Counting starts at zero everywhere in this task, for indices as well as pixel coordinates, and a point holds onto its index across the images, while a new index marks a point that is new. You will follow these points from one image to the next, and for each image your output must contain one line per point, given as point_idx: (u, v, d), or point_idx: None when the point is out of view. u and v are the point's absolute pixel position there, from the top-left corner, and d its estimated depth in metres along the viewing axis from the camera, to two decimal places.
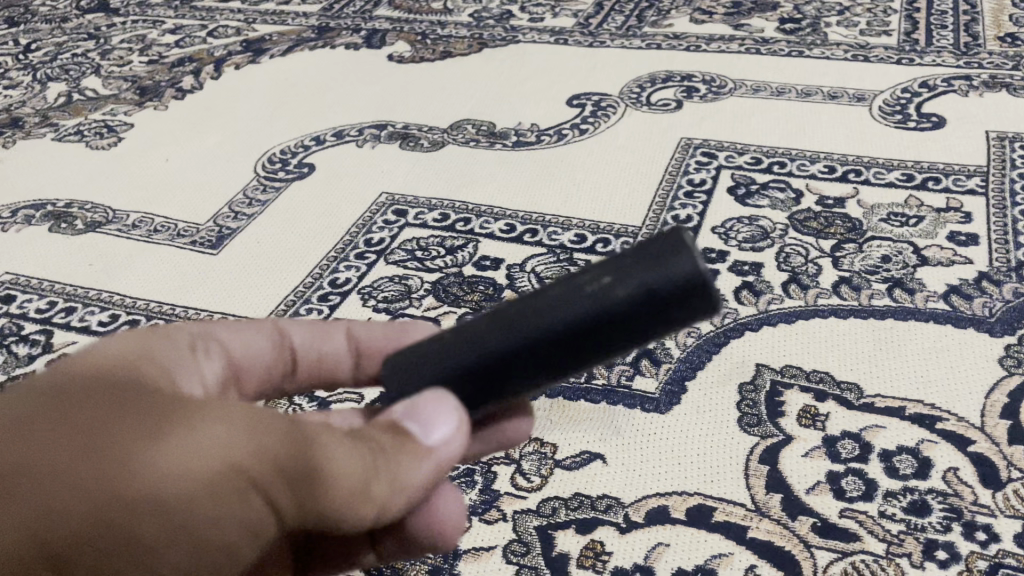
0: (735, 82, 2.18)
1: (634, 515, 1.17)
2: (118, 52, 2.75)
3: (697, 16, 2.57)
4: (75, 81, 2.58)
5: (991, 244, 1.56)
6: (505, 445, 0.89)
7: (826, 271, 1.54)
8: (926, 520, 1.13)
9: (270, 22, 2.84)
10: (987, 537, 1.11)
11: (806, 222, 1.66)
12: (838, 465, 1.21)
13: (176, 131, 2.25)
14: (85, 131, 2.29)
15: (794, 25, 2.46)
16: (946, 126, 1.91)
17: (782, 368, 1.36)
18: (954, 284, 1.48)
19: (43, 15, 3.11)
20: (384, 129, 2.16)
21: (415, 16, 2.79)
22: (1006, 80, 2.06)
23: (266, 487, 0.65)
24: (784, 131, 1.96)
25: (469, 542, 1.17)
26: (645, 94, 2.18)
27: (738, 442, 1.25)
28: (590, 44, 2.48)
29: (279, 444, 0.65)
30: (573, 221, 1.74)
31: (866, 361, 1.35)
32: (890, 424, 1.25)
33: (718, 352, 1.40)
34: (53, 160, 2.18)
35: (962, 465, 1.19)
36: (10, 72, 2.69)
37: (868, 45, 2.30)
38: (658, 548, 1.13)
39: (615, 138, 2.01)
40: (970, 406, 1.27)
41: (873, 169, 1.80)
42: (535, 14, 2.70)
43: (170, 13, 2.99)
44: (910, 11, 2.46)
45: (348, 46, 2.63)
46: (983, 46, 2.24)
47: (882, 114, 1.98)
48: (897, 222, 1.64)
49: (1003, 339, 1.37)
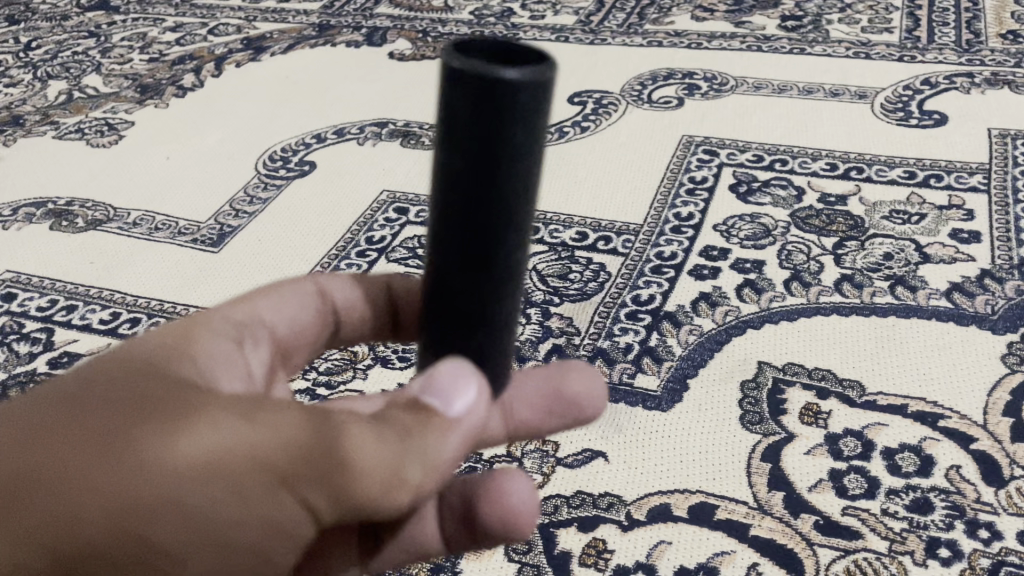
0: (736, 79, 2.18)
1: (635, 513, 1.17)
2: (118, 50, 2.74)
3: (698, 13, 2.57)
4: (75, 79, 2.58)
5: (993, 242, 1.56)
6: (572, 418, 0.96)
7: (828, 268, 1.54)
8: (928, 518, 1.13)
9: (271, 20, 2.83)
10: (990, 535, 1.11)
11: (807, 220, 1.66)
12: (840, 463, 1.20)
13: (177, 129, 2.25)
14: (85, 129, 2.29)
15: (796, 22, 2.45)
16: (948, 123, 1.91)
17: (784, 366, 1.35)
18: (956, 281, 1.48)
19: (44, 13, 3.11)
20: (385, 127, 2.16)
21: (416, 13, 2.78)
22: (1008, 78, 2.06)
23: (298, 485, 0.68)
24: (786, 128, 1.96)
25: None
26: (646, 92, 2.17)
27: (740, 440, 1.25)
28: (591, 41, 2.48)
29: (304, 436, 0.68)
30: (574, 218, 1.74)
31: (868, 359, 1.35)
32: (892, 422, 1.25)
33: (719, 349, 1.40)
34: (54, 158, 2.17)
35: (964, 463, 1.19)
36: (11, 70, 2.69)
37: (869, 43, 2.29)
38: (660, 546, 1.13)
39: (617, 136, 2.00)
40: (972, 404, 1.26)
41: (874, 166, 1.79)
42: (536, 12, 2.69)
43: (170, 11, 2.99)
44: (911, 8, 2.46)
45: (349, 43, 2.63)
46: (985, 43, 2.23)
47: (884, 112, 1.97)
48: (899, 220, 1.64)
49: (1005, 337, 1.37)
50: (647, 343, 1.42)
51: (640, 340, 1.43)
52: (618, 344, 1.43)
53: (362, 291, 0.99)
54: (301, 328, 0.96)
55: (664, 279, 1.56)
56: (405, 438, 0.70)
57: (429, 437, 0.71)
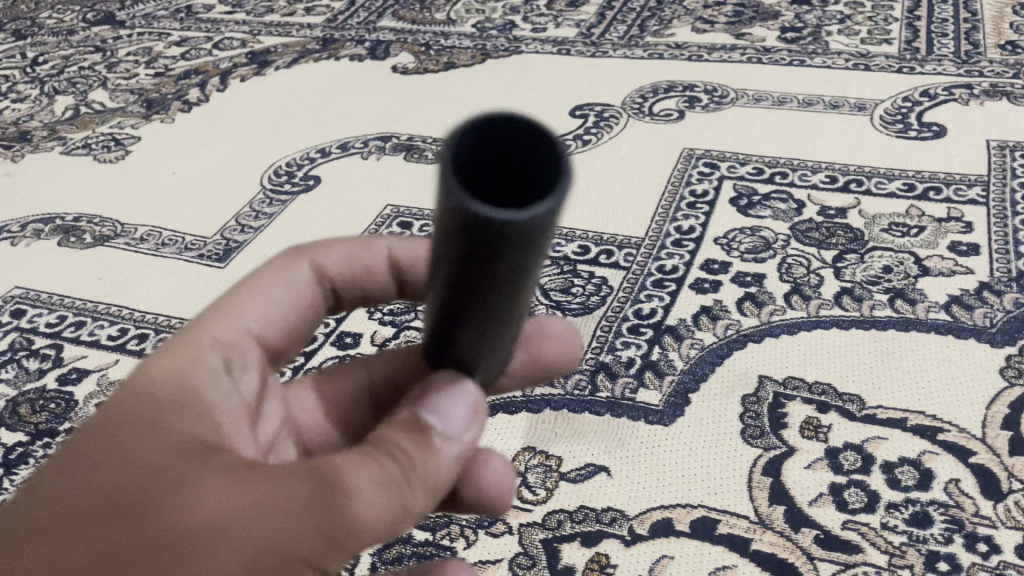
0: (737, 92, 2.20)
1: (638, 527, 1.19)
2: (124, 65, 2.77)
3: (698, 25, 2.59)
4: (82, 94, 2.61)
5: (991, 254, 1.57)
6: (550, 370, 0.97)
7: (828, 282, 1.55)
8: (927, 532, 1.15)
9: (275, 34, 2.86)
10: (988, 548, 1.12)
11: (808, 233, 1.68)
12: (840, 477, 1.22)
13: (183, 144, 2.27)
14: (92, 145, 2.31)
15: (795, 34, 2.47)
16: (947, 135, 1.92)
17: (785, 380, 1.37)
18: (955, 294, 1.49)
19: (51, 27, 3.14)
20: (388, 140, 2.18)
21: (419, 27, 2.80)
22: (1007, 89, 2.07)
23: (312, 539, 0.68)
24: (786, 140, 1.97)
25: (475, 555, 1.18)
26: (647, 104, 2.19)
27: (742, 454, 1.26)
28: (592, 54, 2.50)
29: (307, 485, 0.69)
30: (576, 232, 1.76)
31: (868, 372, 1.36)
32: (892, 436, 1.26)
33: (720, 363, 1.41)
34: (61, 173, 2.20)
35: (963, 476, 1.20)
36: (18, 86, 2.71)
37: (869, 54, 2.31)
38: (663, 560, 1.15)
39: (618, 149, 2.02)
40: (971, 417, 1.28)
41: (874, 179, 1.81)
42: (538, 24, 2.71)
43: (175, 25, 3.02)
44: (910, 19, 2.47)
45: (352, 57, 2.66)
46: (983, 54, 2.25)
47: (884, 124, 1.99)
48: (898, 232, 1.65)
49: (1004, 349, 1.38)
50: (648, 357, 1.44)
51: (643, 354, 1.45)
52: (620, 358, 1.44)
53: (352, 267, 0.98)
54: (292, 325, 0.94)
55: (666, 293, 1.57)
56: (406, 468, 0.72)
57: (428, 459, 0.74)
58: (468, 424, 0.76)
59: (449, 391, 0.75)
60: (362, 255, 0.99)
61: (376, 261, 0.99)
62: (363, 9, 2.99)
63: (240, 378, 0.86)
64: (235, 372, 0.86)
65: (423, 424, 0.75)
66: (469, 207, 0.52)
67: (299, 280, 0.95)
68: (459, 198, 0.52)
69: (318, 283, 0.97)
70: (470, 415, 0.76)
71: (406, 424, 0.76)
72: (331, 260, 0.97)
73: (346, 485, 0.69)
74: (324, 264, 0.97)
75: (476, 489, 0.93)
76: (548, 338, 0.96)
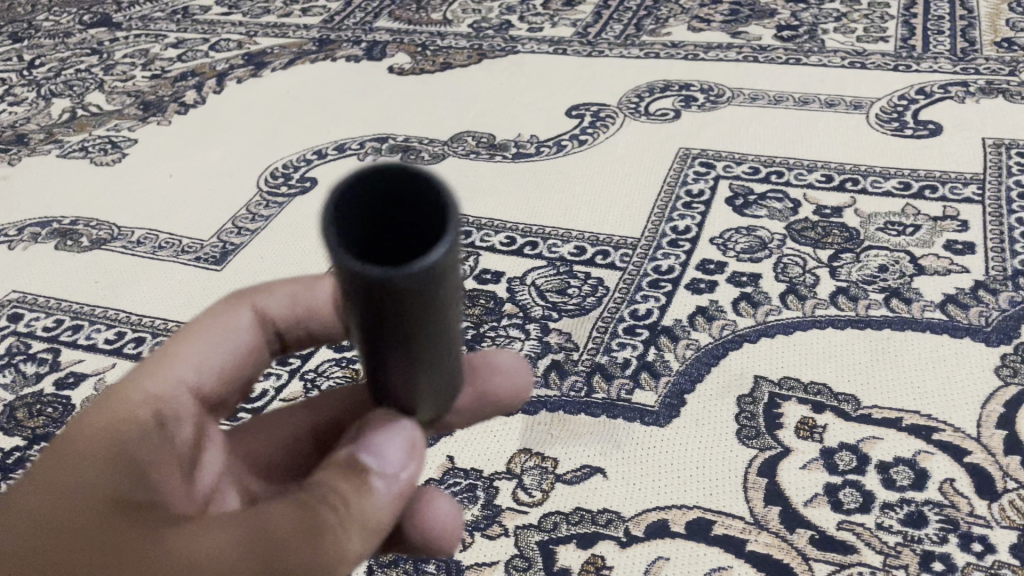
0: (733, 91, 2.19)
1: (634, 529, 1.19)
2: (120, 67, 2.77)
3: (694, 24, 2.59)
4: (79, 96, 2.61)
5: (987, 252, 1.57)
6: (506, 405, 0.95)
7: (824, 281, 1.55)
8: (922, 532, 1.15)
9: (271, 35, 2.86)
10: (983, 548, 1.12)
11: (803, 232, 1.68)
12: (836, 477, 1.22)
13: (179, 146, 2.27)
14: (89, 148, 2.31)
15: (791, 32, 2.47)
16: (942, 133, 1.93)
17: (780, 380, 1.37)
18: (951, 293, 1.50)
19: (47, 30, 3.14)
20: (385, 142, 2.18)
21: (415, 27, 2.80)
22: (1002, 86, 2.07)
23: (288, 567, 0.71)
24: (782, 139, 1.97)
25: (471, 558, 1.18)
26: (643, 104, 2.19)
27: (737, 455, 1.27)
28: (588, 53, 2.50)
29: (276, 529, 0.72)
30: (572, 233, 1.76)
31: (863, 372, 1.37)
32: (888, 436, 1.26)
33: (716, 363, 1.41)
34: (57, 177, 2.20)
35: (958, 476, 1.20)
36: (15, 89, 2.71)
37: (865, 52, 2.31)
38: (658, 562, 1.15)
39: (614, 149, 2.02)
40: (966, 416, 1.28)
41: (870, 177, 1.81)
42: (534, 24, 2.71)
43: (172, 27, 3.02)
44: (906, 17, 2.47)
45: (349, 58, 2.66)
46: (980, 52, 2.24)
47: (879, 122, 1.99)
48: (894, 231, 1.65)
49: (999, 348, 1.38)
50: (644, 358, 1.44)
51: (638, 354, 1.45)
52: (616, 359, 1.45)
53: (296, 307, 0.99)
54: (236, 368, 0.95)
55: (661, 294, 1.57)
56: (344, 513, 0.73)
57: (363, 501, 0.74)
58: (404, 463, 0.76)
59: (385, 430, 0.75)
60: (305, 294, 0.99)
61: (319, 300, 0.99)
62: (359, 10, 2.99)
63: (181, 426, 0.87)
64: (177, 421, 0.86)
65: (360, 464, 0.76)
66: (353, 270, 0.52)
67: (242, 323, 0.96)
68: (346, 261, 0.53)
69: (261, 326, 0.97)
70: (408, 451, 0.75)
71: (343, 467, 0.76)
72: (274, 303, 0.98)
73: (306, 530, 0.72)
74: (267, 308, 0.97)
75: (423, 529, 0.91)
76: (501, 371, 0.94)
